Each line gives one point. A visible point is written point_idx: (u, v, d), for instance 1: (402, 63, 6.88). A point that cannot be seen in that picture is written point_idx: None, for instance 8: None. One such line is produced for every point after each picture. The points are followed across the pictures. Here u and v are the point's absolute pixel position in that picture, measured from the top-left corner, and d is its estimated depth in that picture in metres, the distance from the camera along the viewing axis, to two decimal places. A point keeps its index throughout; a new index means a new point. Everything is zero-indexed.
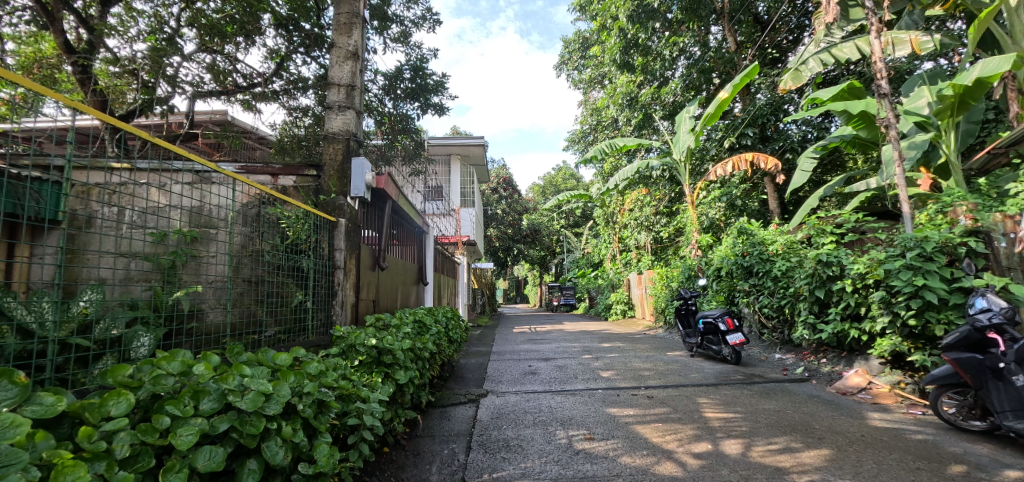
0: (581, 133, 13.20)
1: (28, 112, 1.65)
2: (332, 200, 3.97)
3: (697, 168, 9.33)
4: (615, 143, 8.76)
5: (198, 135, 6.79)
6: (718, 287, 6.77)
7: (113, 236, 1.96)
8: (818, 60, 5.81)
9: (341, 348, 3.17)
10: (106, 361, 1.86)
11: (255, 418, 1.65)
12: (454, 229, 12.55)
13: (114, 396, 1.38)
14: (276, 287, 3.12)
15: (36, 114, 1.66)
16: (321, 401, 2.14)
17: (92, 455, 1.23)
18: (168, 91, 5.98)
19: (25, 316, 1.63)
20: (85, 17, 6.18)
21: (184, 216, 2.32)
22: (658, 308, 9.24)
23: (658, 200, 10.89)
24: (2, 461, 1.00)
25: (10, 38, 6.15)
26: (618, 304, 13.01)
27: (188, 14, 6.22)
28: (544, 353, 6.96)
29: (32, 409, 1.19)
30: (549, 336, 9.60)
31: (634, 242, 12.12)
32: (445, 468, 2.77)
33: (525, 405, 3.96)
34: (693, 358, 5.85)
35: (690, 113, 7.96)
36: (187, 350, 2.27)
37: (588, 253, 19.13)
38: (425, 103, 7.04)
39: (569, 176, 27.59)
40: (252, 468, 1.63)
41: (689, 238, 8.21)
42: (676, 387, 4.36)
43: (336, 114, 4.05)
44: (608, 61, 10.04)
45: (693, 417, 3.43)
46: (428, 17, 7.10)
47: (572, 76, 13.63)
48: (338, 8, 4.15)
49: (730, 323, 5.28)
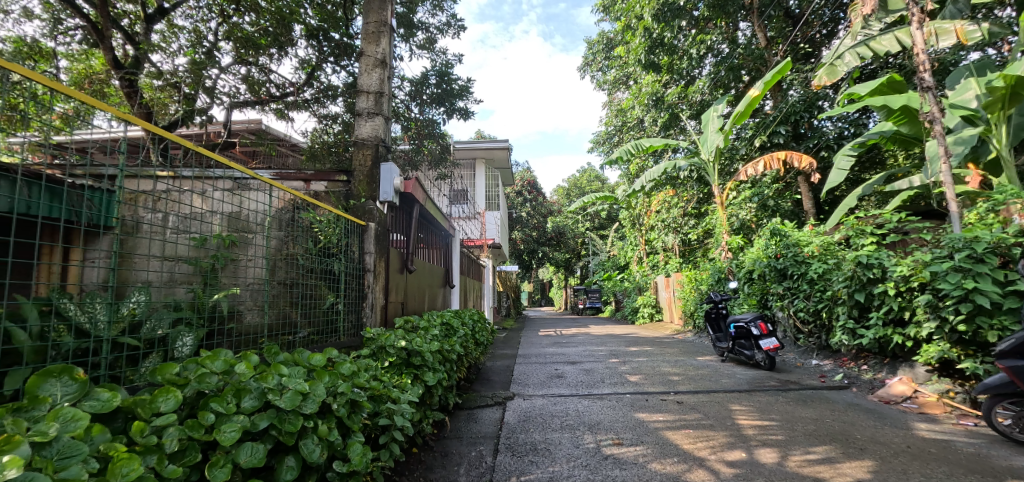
0: (606, 134, 13.10)
1: (81, 124, 1.75)
2: (362, 204, 4.06)
3: (727, 168, 9.12)
4: (641, 143, 8.64)
5: (235, 143, 7.05)
6: (750, 290, 6.58)
7: (159, 240, 2.04)
8: (855, 54, 5.62)
9: (372, 349, 3.23)
10: (153, 360, 1.95)
11: (293, 417, 1.70)
12: (480, 232, 12.60)
13: (164, 393, 1.45)
14: (309, 289, 3.20)
15: (89, 127, 1.76)
16: (354, 401, 2.19)
17: (143, 449, 1.29)
18: (207, 102, 6.23)
19: (79, 317, 1.72)
20: (131, 34, 6.50)
21: (223, 221, 2.42)
22: (688, 311, 9.07)
23: (686, 201, 10.71)
24: (64, 453, 1.06)
25: (64, 56, 6.55)
26: (646, 307, 12.83)
27: (226, 28, 6.53)
28: (570, 356, 6.91)
29: (90, 404, 1.26)
30: (574, 339, 9.55)
31: (661, 244, 11.93)
32: (474, 470, 2.79)
33: (553, 409, 3.95)
34: (724, 363, 5.73)
35: (719, 112, 7.81)
36: (228, 349, 2.35)
37: (614, 255, 18.95)
38: (451, 108, 7.12)
39: (593, 178, 27.43)
40: (290, 465, 1.67)
41: (718, 240, 8.05)
42: (707, 392, 4.28)
43: (365, 121, 4.14)
44: (632, 62, 9.95)
45: (726, 424, 3.35)
46: (453, 23, 7.19)
47: (596, 77, 13.54)
48: (366, 17, 4.24)
49: (763, 327, 5.14)
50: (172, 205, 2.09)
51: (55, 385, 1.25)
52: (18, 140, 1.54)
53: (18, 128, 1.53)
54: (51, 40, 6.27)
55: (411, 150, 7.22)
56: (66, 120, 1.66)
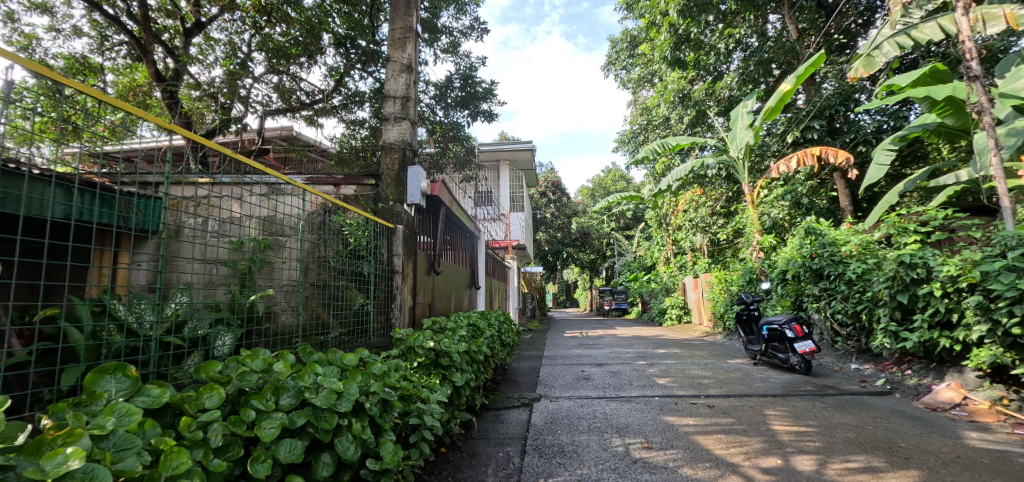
0: (631, 133, 12.95)
1: (128, 135, 1.83)
2: (391, 207, 4.12)
3: (757, 166, 8.89)
4: (667, 142, 8.50)
5: (268, 150, 7.28)
6: (783, 291, 6.40)
7: (200, 243, 2.12)
8: (894, 44, 5.40)
9: (401, 349, 3.28)
10: (195, 358, 2.02)
11: (329, 414, 1.75)
12: (504, 234, 12.60)
13: (208, 390, 1.51)
14: (340, 290, 3.28)
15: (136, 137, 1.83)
16: (386, 401, 2.23)
17: (191, 443, 1.34)
18: (241, 111, 6.45)
19: (127, 316, 1.80)
20: (171, 48, 6.78)
21: (258, 225, 2.50)
22: (717, 313, 8.88)
23: (714, 200, 10.49)
24: (119, 446, 1.11)
25: (110, 70, 6.90)
26: (674, 309, 12.63)
27: (258, 39, 6.81)
28: (596, 358, 6.86)
29: (142, 400, 1.33)
30: (600, 340, 9.46)
31: (689, 244, 11.73)
32: (502, 471, 2.80)
33: (580, 411, 3.93)
34: (756, 366, 5.58)
35: (749, 108, 7.62)
36: (265, 348, 2.43)
37: (640, 256, 18.72)
38: (475, 111, 7.16)
39: (619, 178, 27.18)
40: (326, 462, 1.71)
41: (749, 239, 7.86)
42: (739, 397, 4.18)
43: (392, 125, 4.22)
44: (658, 59, 9.81)
45: (760, 430, 3.27)
46: (476, 26, 7.24)
47: (620, 76, 13.40)
48: (392, 23, 4.32)
49: (798, 330, 4.99)
50: (211, 210, 2.18)
51: (110, 382, 1.32)
52: (72, 151, 1.64)
53: (71, 139, 1.64)
54: (99, 55, 6.60)
55: (437, 153, 7.28)
56: (112, 131, 1.77)
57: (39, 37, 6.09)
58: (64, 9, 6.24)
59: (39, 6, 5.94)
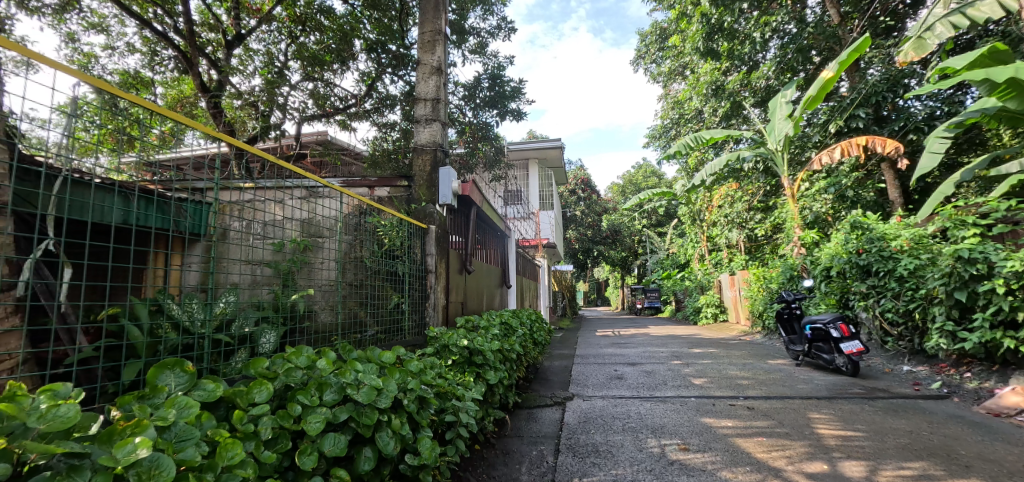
0: (662, 128, 12.70)
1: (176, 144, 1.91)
2: (423, 208, 4.20)
3: (797, 158, 8.57)
4: (701, 136, 8.30)
5: (305, 154, 7.51)
6: (828, 288, 6.15)
7: (244, 245, 2.20)
8: (948, 24, 5.09)
9: (435, 348, 3.34)
10: (241, 355, 2.11)
11: (369, 410, 1.81)
12: (535, 232, 12.58)
13: (258, 385, 1.57)
14: (376, 289, 3.35)
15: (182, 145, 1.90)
16: (423, 398, 2.26)
17: (243, 435, 1.41)
18: (280, 118, 6.68)
19: (179, 314, 1.88)
20: (214, 59, 7.08)
21: (297, 227, 2.59)
22: (756, 311, 8.62)
23: (750, 194, 10.18)
24: (180, 436, 1.18)
25: (160, 83, 7.27)
26: (709, 307, 12.34)
27: (294, 48, 7.09)
28: (630, 357, 6.77)
29: (199, 394, 1.40)
30: (633, 340, 9.33)
31: (725, 241, 11.43)
32: (536, 469, 2.81)
33: (614, 411, 3.89)
34: (799, 367, 5.40)
35: (788, 98, 7.37)
36: (305, 346, 2.51)
37: (672, 253, 18.34)
38: (504, 110, 7.18)
39: (650, 174, 26.78)
40: (368, 456, 1.76)
41: (789, 235, 7.60)
42: (781, 399, 4.05)
43: (423, 127, 4.28)
44: (689, 50, 9.59)
45: (804, 434, 3.17)
46: (504, 26, 7.26)
47: (650, 70, 13.18)
48: (422, 27, 4.37)
49: (844, 329, 4.78)
50: (253, 214, 2.26)
51: (170, 376, 1.39)
52: (128, 160, 1.73)
53: (126, 148, 1.72)
54: (150, 70, 6.96)
55: (466, 154, 7.32)
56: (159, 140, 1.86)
57: (97, 54, 6.46)
58: (118, 27, 6.61)
59: (96, 25, 6.30)
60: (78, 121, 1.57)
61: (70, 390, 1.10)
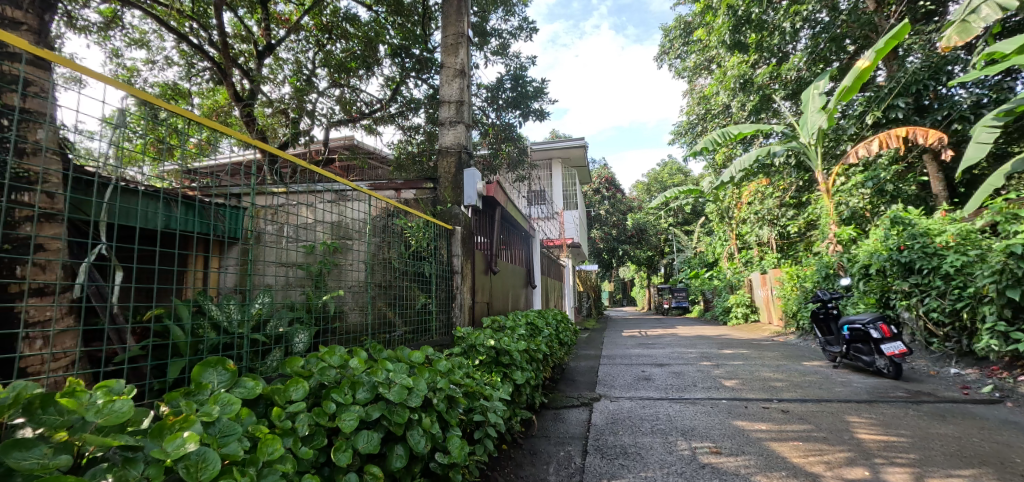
0: (688, 124, 12.49)
1: (212, 153, 1.98)
2: (449, 209, 4.24)
3: (832, 151, 8.28)
4: (728, 131, 8.11)
5: (334, 159, 7.68)
6: (867, 287, 5.91)
7: (276, 248, 2.25)
8: (995, 6, 4.85)
9: (463, 348, 3.37)
10: (275, 354, 2.16)
11: (400, 409, 1.84)
12: (559, 232, 12.52)
13: (294, 383, 1.62)
14: (403, 290, 3.40)
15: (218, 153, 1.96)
16: (452, 397, 2.29)
17: (282, 431, 1.45)
18: (309, 124, 6.85)
19: (217, 314, 1.94)
20: (246, 70, 7.29)
21: (327, 230, 2.66)
22: (789, 311, 8.38)
23: (782, 190, 9.90)
24: (224, 432, 1.22)
25: (196, 94, 7.55)
26: (739, 307, 12.07)
27: (321, 56, 7.23)
28: (658, 358, 6.67)
29: (240, 391, 1.45)
30: (661, 340, 9.20)
31: (755, 238, 11.15)
32: (563, 470, 2.80)
33: (642, 412, 3.85)
34: (836, 369, 5.23)
35: (821, 90, 7.15)
36: (335, 345, 2.57)
37: (699, 252, 18.01)
38: (527, 110, 7.20)
39: (676, 171, 26.37)
40: (400, 453, 1.79)
41: (824, 232, 7.37)
42: (818, 402, 3.93)
43: (448, 129, 4.32)
44: (715, 43, 9.38)
45: (843, 438, 3.07)
46: (525, 26, 7.26)
47: (675, 65, 12.98)
48: (445, 30, 4.42)
49: (886, 330, 4.59)
50: (285, 217, 2.31)
51: (212, 374, 1.45)
52: (170, 169, 1.78)
53: (168, 157, 1.77)
54: (187, 82, 7.25)
55: (490, 155, 7.34)
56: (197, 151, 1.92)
57: (139, 68, 6.75)
58: (157, 42, 6.89)
59: (138, 41, 6.58)
60: (122, 133, 1.63)
61: (123, 386, 1.15)
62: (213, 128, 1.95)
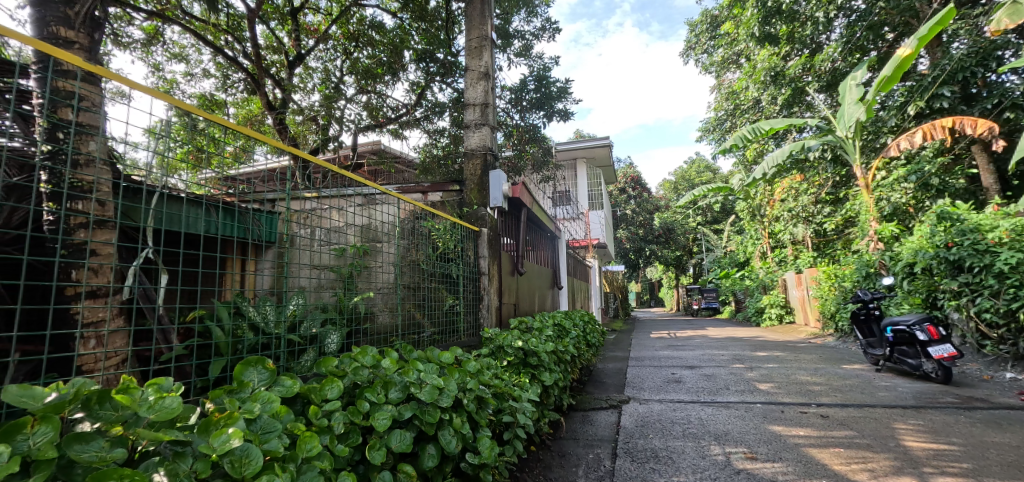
0: (716, 120, 12.22)
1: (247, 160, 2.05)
2: (475, 211, 4.26)
3: (870, 144, 7.96)
4: (759, 126, 7.90)
5: (362, 164, 7.83)
6: (911, 287, 5.65)
7: (309, 251, 2.30)
8: None
9: (491, 348, 3.39)
10: (309, 354, 2.21)
11: (432, 408, 1.86)
12: (584, 232, 12.43)
13: (330, 382, 1.66)
14: (431, 292, 3.43)
15: (253, 161, 2.04)
16: (481, 398, 2.30)
17: (319, 429, 1.49)
18: (338, 130, 7.00)
19: (255, 315, 1.99)
20: (278, 79, 7.50)
21: (357, 233, 2.74)
22: (827, 312, 8.10)
23: (818, 186, 9.59)
24: (265, 429, 1.26)
25: (231, 104, 7.82)
26: (772, 308, 11.73)
27: (349, 64, 7.38)
28: (688, 360, 6.54)
29: (279, 389, 1.49)
30: (691, 342, 9.02)
31: (789, 237, 10.83)
32: (593, 473, 2.78)
33: (672, 416, 3.79)
34: (879, 373, 5.03)
35: (859, 81, 6.89)
36: (365, 346, 2.63)
37: (730, 251, 17.59)
38: (550, 111, 7.19)
39: (704, 169, 25.92)
40: (432, 453, 1.81)
41: (864, 229, 7.09)
42: (860, 407, 3.79)
43: (473, 132, 4.34)
44: (744, 36, 9.16)
45: (888, 445, 2.95)
46: (548, 26, 7.25)
47: (701, 60, 12.75)
48: (469, 34, 4.44)
49: (933, 332, 4.39)
50: (317, 221, 2.37)
51: (253, 373, 1.49)
52: (208, 176, 1.84)
53: (206, 164, 1.84)
54: (223, 93, 7.51)
55: (515, 157, 7.33)
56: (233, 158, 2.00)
57: (178, 81, 7.03)
58: (195, 55, 7.17)
59: (178, 55, 6.86)
60: (163, 142, 1.68)
61: (172, 383, 1.20)
62: (248, 136, 1.98)
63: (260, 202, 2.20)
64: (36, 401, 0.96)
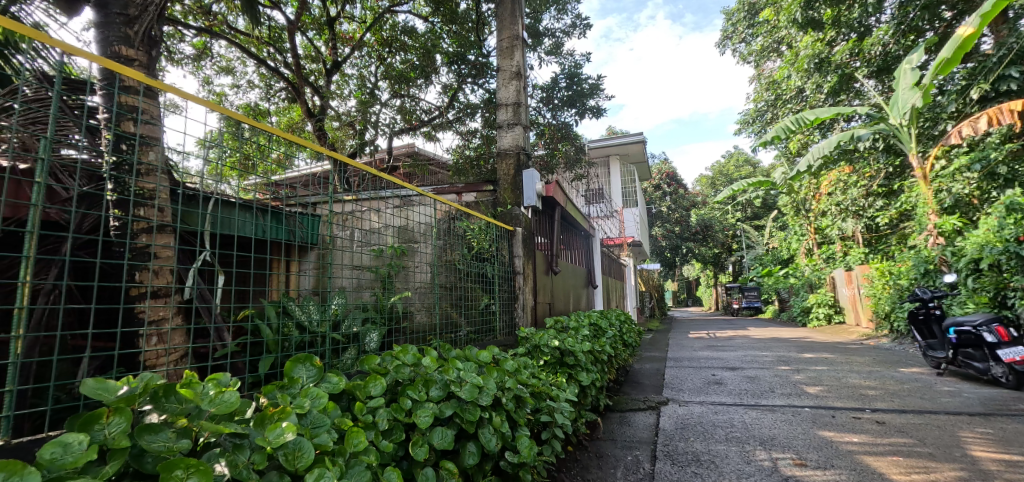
0: (756, 112, 11.82)
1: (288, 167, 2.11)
2: (509, 211, 4.27)
3: (927, 132, 7.50)
4: (804, 117, 7.59)
5: (397, 167, 7.98)
6: (977, 285, 5.30)
7: (348, 252, 2.35)
8: None
9: (527, 348, 3.40)
10: (350, 352, 2.27)
11: (472, 407, 1.87)
12: (619, 230, 12.27)
13: (373, 379, 1.70)
14: (467, 291, 3.45)
15: (294, 167, 2.10)
16: (519, 397, 2.31)
17: (365, 425, 1.53)
18: (373, 134, 7.17)
19: (301, 315, 2.06)
20: (317, 87, 7.74)
21: (394, 234, 2.80)
22: (882, 311, 7.70)
23: (869, 178, 9.11)
24: (315, 423, 1.31)
25: (274, 113, 8.14)
26: (820, 307, 11.23)
27: (383, 69, 7.53)
28: (729, 361, 6.35)
29: (326, 385, 1.54)
30: (732, 342, 8.75)
31: (837, 232, 10.35)
32: (632, 475, 2.74)
33: (714, 419, 3.69)
34: (941, 377, 4.74)
35: (914, 64, 6.53)
36: (403, 345, 2.69)
37: (772, 248, 16.98)
38: (583, 108, 7.11)
39: (742, 162, 25.17)
40: (472, 451, 1.83)
41: (922, 222, 6.69)
42: (919, 413, 3.58)
43: (506, 132, 4.35)
44: (785, 22, 8.83)
45: (953, 455, 2.78)
46: (578, 23, 7.19)
47: (739, 50, 12.37)
48: (500, 34, 4.45)
49: (1003, 333, 4.11)
50: (356, 223, 2.42)
51: (302, 370, 1.54)
52: (253, 182, 1.91)
53: (252, 171, 1.91)
54: (266, 102, 7.82)
55: (547, 155, 7.30)
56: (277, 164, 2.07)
57: (226, 93, 7.37)
58: (241, 68, 7.49)
59: (225, 68, 7.18)
60: (214, 151, 1.76)
61: (230, 378, 1.25)
62: (290, 143, 2.05)
63: (303, 206, 2.27)
64: (110, 394, 1.03)
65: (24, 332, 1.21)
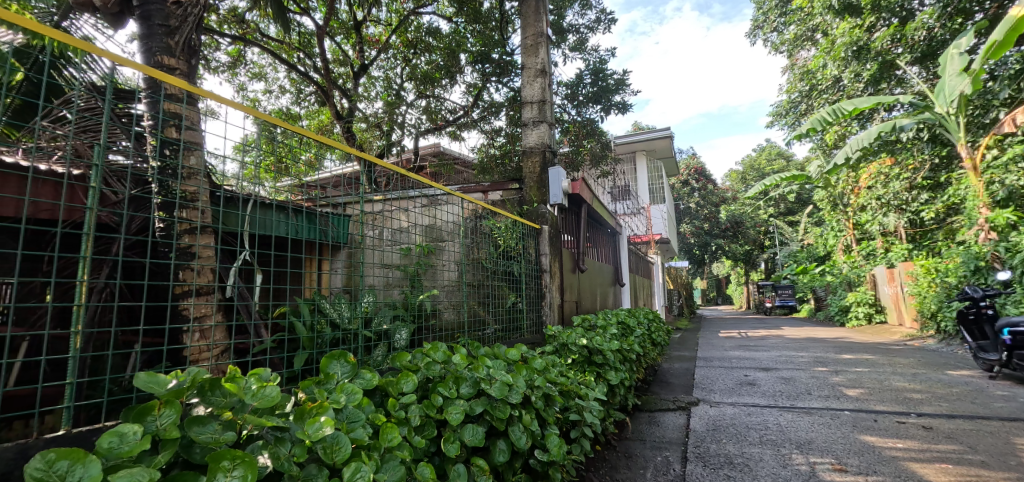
0: (789, 103, 11.46)
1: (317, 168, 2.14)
2: (536, 209, 4.26)
3: (977, 121, 7.16)
4: (840, 108, 7.32)
5: (423, 167, 8.05)
6: None
7: (377, 250, 2.39)
8: None
9: (555, 346, 3.38)
10: (380, 349, 2.31)
11: (501, 404, 1.88)
12: (646, 228, 12.08)
13: (405, 376, 1.72)
14: (494, 289, 3.46)
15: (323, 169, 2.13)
16: (548, 395, 2.30)
17: (397, 421, 1.56)
18: (400, 134, 7.25)
19: (334, 312, 2.11)
20: (345, 90, 7.88)
21: (421, 232, 2.84)
22: (927, 310, 7.37)
23: (911, 170, 8.71)
24: (351, 418, 1.34)
25: (304, 116, 8.33)
26: (859, 307, 10.81)
27: (408, 70, 7.62)
28: (763, 362, 6.17)
29: (360, 382, 1.56)
30: (766, 342, 8.53)
31: (878, 227, 9.94)
32: (663, 476, 2.71)
33: (747, 420, 3.60)
34: (993, 381, 4.50)
35: (961, 49, 6.21)
36: (432, 343, 2.73)
37: (807, 244, 16.45)
38: (608, 104, 7.04)
39: (774, 155, 24.45)
40: (502, 448, 1.85)
41: (972, 216, 6.36)
42: (969, 419, 3.42)
43: (531, 129, 4.33)
44: (819, 10, 8.52)
45: (1008, 463, 2.64)
46: (603, 18, 7.11)
47: (771, 40, 12.01)
48: (524, 31, 4.44)
49: None
50: (385, 222, 2.46)
51: (337, 366, 1.57)
52: (285, 184, 1.95)
53: (285, 173, 1.96)
54: (296, 106, 8.00)
55: (572, 152, 7.25)
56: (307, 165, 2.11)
57: (259, 98, 7.59)
58: (273, 74, 7.70)
59: (257, 74, 7.39)
60: (249, 154, 1.81)
61: (271, 373, 1.29)
62: (320, 145, 2.08)
63: (334, 205, 2.31)
64: (161, 387, 1.07)
65: (82, 328, 1.27)
